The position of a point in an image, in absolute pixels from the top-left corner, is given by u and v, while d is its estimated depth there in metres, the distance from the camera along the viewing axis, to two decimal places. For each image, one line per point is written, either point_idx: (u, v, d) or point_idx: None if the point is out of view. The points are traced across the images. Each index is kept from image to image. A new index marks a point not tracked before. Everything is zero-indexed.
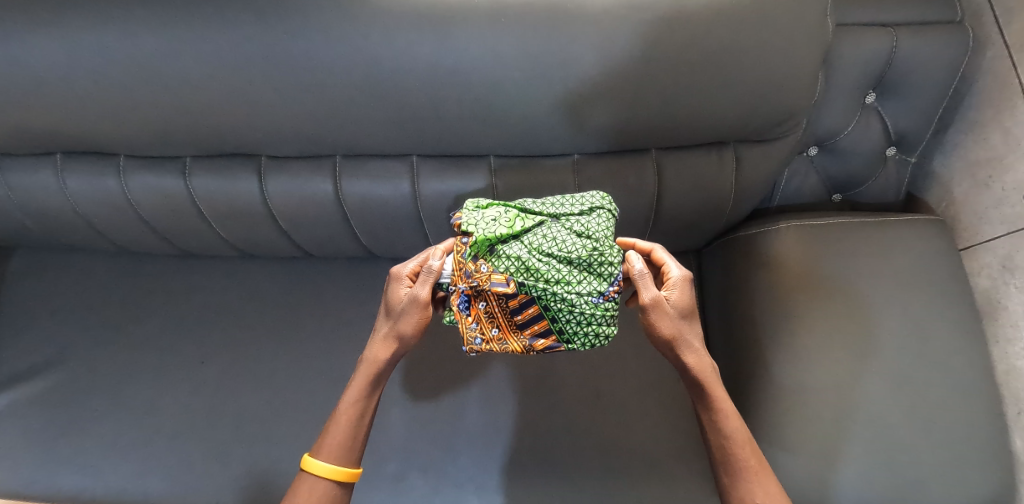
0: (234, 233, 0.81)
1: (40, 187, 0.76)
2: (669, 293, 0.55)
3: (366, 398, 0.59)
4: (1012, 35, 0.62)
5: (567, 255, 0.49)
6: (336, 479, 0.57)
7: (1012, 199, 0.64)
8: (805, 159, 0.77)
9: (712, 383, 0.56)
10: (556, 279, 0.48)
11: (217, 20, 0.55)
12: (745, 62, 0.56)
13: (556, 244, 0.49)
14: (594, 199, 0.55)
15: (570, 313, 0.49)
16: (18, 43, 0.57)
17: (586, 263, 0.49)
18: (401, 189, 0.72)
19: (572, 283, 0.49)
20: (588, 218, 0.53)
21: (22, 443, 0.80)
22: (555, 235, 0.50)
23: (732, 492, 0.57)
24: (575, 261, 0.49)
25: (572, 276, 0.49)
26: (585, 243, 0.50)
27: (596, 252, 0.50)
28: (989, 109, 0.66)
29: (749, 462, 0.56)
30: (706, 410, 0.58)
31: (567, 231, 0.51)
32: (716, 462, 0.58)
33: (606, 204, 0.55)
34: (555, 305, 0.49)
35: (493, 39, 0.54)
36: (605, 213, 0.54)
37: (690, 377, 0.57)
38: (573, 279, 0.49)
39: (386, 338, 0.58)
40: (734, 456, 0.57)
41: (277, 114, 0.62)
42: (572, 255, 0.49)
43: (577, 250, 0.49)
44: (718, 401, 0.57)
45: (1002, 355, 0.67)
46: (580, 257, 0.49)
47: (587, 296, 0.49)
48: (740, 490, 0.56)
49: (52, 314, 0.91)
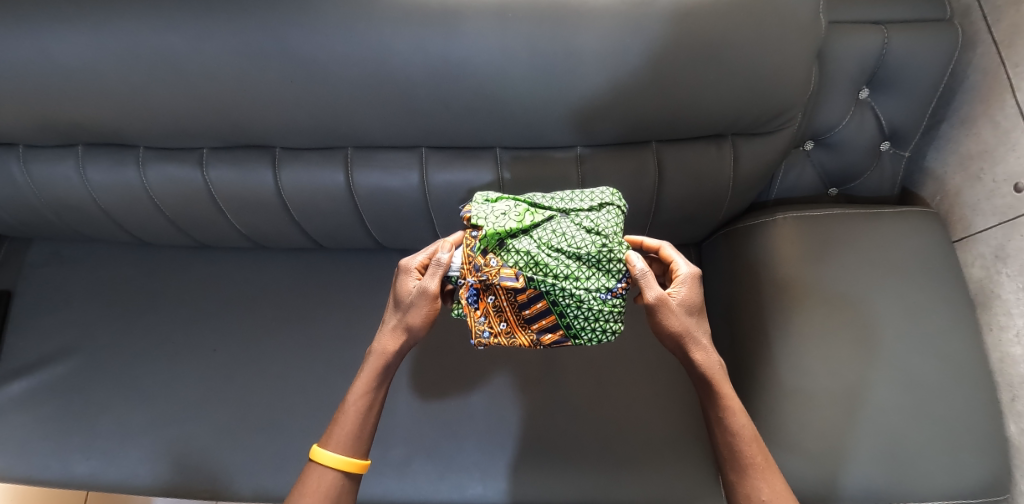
0: (247, 224, 0.84)
1: (61, 178, 0.78)
2: (677, 290, 0.56)
3: (374, 390, 0.60)
4: (1001, 32, 0.65)
5: (576, 251, 0.51)
6: (344, 469, 0.58)
7: (1003, 190, 0.66)
8: (802, 154, 0.79)
9: (721, 381, 0.58)
10: (565, 274, 0.50)
11: (236, 16, 0.58)
12: (743, 55, 0.59)
13: (565, 240, 0.51)
14: (604, 195, 0.57)
15: (578, 309, 0.51)
16: (47, 37, 0.60)
17: (594, 259, 0.52)
18: (410, 180, 0.74)
19: (580, 279, 0.51)
20: (597, 214, 0.55)
21: (38, 430, 0.82)
22: (564, 231, 0.52)
23: (737, 489, 0.57)
24: (584, 257, 0.51)
25: (580, 272, 0.51)
26: (594, 240, 0.52)
27: (605, 248, 0.52)
28: (979, 104, 0.69)
29: (755, 460, 0.57)
30: (713, 407, 0.59)
31: (577, 228, 0.53)
32: (723, 460, 0.59)
33: (615, 200, 0.57)
34: (564, 301, 0.51)
35: (501, 32, 0.57)
36: (614, 210, 0.56)
37: (697, 373, 0.58)
38: (582, 275, 0.51)
39: (395, 329, 0.59)
40: (740, 453, 0.57)
41: (292, 106, 0.65)
42: (581, 251, 0.51)
43: (587, 246, 0.51)
44: (725, 397, 0.58)
45: (996, 343, 0.68)
46: (589, 253, 0.51)
47: (595, 292, 0.51)
48: (746, 487, 0.57)
49: (66, 305, 0.93)
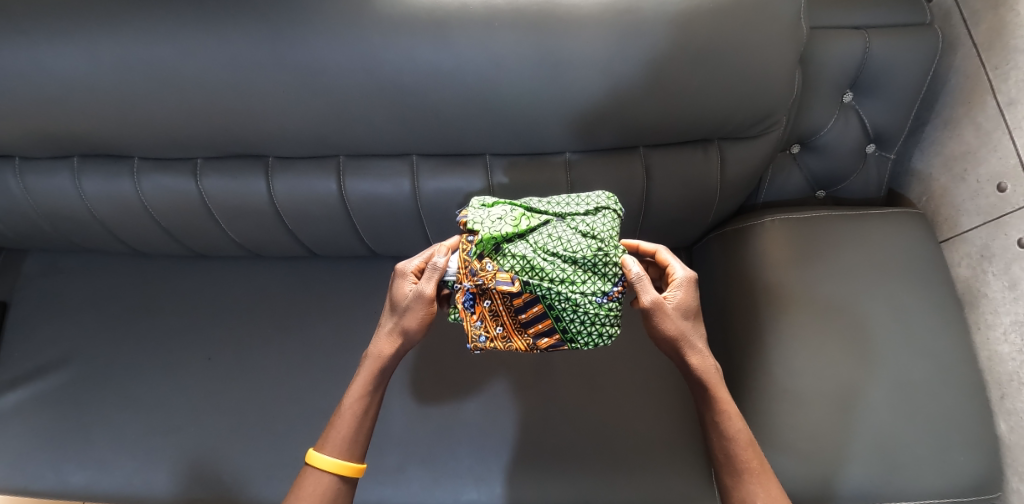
0: (242, 233, 0.84)
1: (57, 189, 0.79)
2: (674, 293, 0.56)
3: (369, 394, 0.60)
4: (980, 35, 0.66)
5: (572, 255, 0.52)
6: (340, 473, 0.58)
7: (986, 190, 0.67)
8: (789, 157, 0.80)
9: (717, 384, 0.57)
10: (561, 278, 0.51)
11: (228, 28, 0.59)
12: (726, 61, 0.60)
13: (561, 244, 0.52)
14: (600, 199, 0.57)
15: (574, 313, 0.52)
16: (42, 51, 0.61)
17: (590, 263, 0.52)
18: (402, 187, 0.75)
19: (576, 283, 0.51)
20: (594, 217, 0.55)
21: (33, 440, 0.82)
22: (560, 235, 0.53)
23: (733, 493, 0.57)
24: (579, 261, 0.52)
25: (576, 276, 0.51)
26: (590, 243, 0.52)
27: (601, 252, 0.52)
28: (961, 106, 0.70)
29: (751, 465, 0.56)
30: (709, 411, 0.59)
31: (573, 231, 0.53)
32: (719, 464, 0.58)
33: (611, 204, 0.57)
34: (559, 305, 0.51)
35: (488, 41, 0.58)
36: (610, 213, 0.56)
37: (693, 377, 0.58)
38: (577, 279, 0.51)
39: (391, 332, 0.59)
40: (735, 458, 0.57)
41: (284, 116, 0.66)
42: (577, 255, 0.52)
43: (582, 249, 0.52)
44: (720, 402, 0.57)
45: (984, 341, 0.68)
46: (585, 257, 0.52)
47: (591, 296, 0.52)
48: (741, 491, 0.56)
49: (63, 315, 0.94)
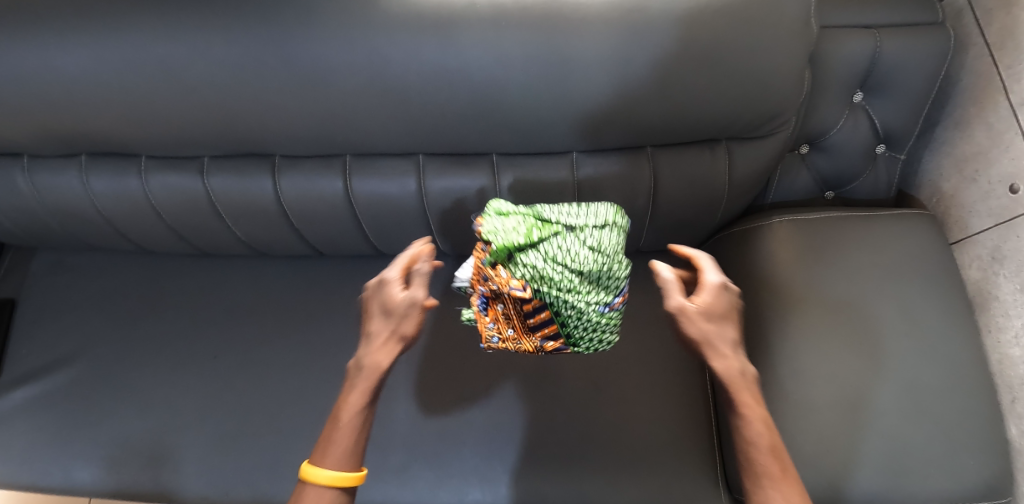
0: (247, 231, 0.84)
1: (64, 186, 0.79)
2: (699, 297, 0.54)
3: (368, 403, 0.52)
4: (992, 35, 0.65)
5: (580, 267, 0.51)
6: (341, 487, 0.49)
7: (998, 192, 0.66)
8: (797, 157, 0.80)
9: (740, 385, 0.52)
10: (568, 288, 0.51)
11: (235, 27, 0.59)
12: (735, 60, 0.59)
13: (570, 256, 0.51)
14: (606, 213, 0.55)
15: (578, 321, 0.52)
16: (50, 49, 0.61)
17: (595, 275, 0.52)
18: (407, 186, 0.75)
19: (582, 293, 0.51)
20: (601, 232, 0.54)
21: (41, 436, 0.83)
22: (570, 246, 0.51)
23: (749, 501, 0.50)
24: (586, 273, 0.51)
25: (582, 288, 0.51)
26: (597, 257, 0.52)
27: (606, 266, 0.52)
28: (973, 106, 0.69)
29: (771, 469, 0.49)
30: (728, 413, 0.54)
31: (582, 244, 0.52)
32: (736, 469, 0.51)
33: (617, 218, 0.56)
34: (566, 312, 0.51)
35: (494, 40, 0.58)
36: (616, 228, 0.55)
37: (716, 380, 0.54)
38: (583, 291, 0.51)
39: (387, 341, 0.54)
40: (752, 463, 0.50)
41: (291, 115, 0.66)
42: (585, 268, 0.51)
43: (589, 263, 0.51)
44: (743, 405, 0.52)
45: (995, 345, 0.68)
46: (592, 270, 0.51)
47: (594, 305, 0.52)
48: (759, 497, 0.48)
49: (69, 313, 0.94)
